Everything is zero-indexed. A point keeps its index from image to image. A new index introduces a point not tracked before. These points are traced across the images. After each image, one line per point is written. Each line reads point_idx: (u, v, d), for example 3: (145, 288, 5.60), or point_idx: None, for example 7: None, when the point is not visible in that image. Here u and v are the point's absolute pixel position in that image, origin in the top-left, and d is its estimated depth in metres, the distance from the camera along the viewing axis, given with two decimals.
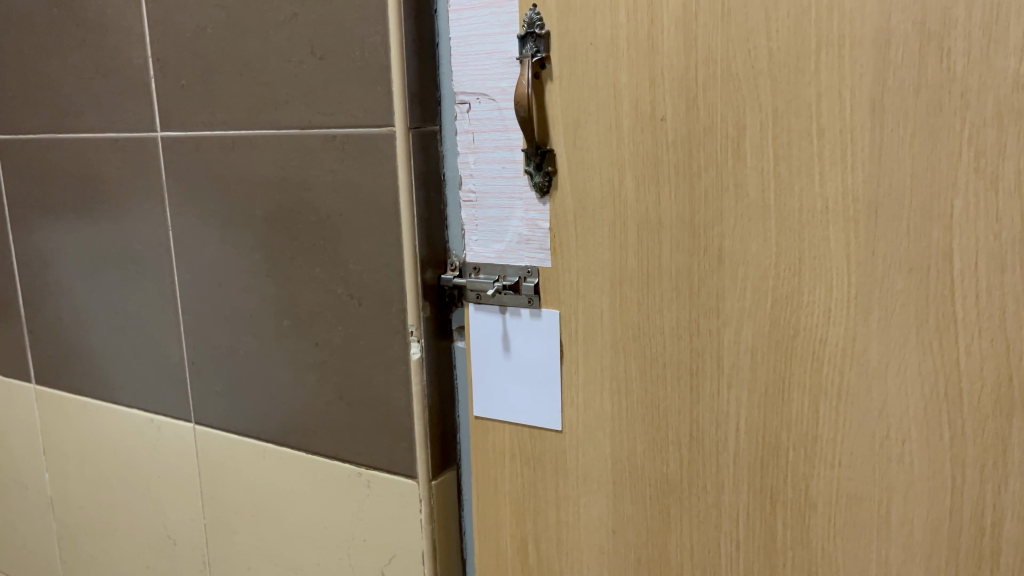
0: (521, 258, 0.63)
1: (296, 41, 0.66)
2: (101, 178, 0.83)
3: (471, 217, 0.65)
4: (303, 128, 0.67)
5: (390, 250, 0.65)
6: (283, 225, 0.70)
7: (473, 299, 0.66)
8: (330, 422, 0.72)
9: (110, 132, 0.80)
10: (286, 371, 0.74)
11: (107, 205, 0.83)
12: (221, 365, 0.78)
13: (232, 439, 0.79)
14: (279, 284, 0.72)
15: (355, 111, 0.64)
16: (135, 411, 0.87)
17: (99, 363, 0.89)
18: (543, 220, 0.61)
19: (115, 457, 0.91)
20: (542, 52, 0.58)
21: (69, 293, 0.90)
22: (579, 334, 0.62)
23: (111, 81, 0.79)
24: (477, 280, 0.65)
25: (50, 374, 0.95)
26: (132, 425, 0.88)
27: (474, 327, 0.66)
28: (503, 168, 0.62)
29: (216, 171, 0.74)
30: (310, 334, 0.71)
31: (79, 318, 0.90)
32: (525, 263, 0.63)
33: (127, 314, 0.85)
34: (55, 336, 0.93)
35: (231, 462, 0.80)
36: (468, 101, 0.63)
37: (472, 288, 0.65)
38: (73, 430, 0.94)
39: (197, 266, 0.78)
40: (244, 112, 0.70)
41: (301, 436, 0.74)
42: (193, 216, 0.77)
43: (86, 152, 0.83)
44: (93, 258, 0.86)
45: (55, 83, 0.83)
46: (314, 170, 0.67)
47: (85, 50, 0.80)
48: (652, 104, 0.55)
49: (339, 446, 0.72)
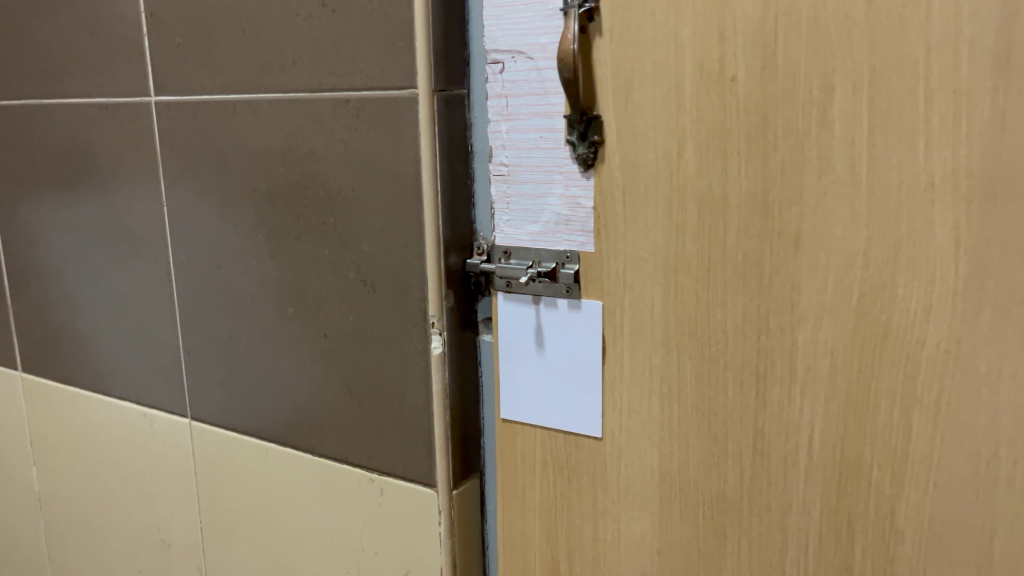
0: (559, 241, 0.55)
1: None
2: (90, 147, 0.75)
3: (504, 193, 0.57)
4: (312, 92, 0.60)
5: (410, 229, 0.57)
6: (289, 201, 0.63)
7: (502, 288, 0.58)
8: (337, 422, 0.64)
9: (99, 97, 0.73)
10: (290, 364, 0.66)
11: (96, 177, 0.75)
12: (219, 355, 0.71)
13: (231, 437, 0.72)
14: (283, 267, 0.64)
15: (371, 71, 0.56)
16: (126, 404, 0.80)
17: (88, 350, 0.82)
18: (587, 198, 0.53)
19: (105, 452, 0.84)
20: (590, 2, 0.50)
21: (56, 274, 0.82)
22: (624, 330, 0.54)
23: (100, 40, 0.71)
24: (507, 266, 0.57)
25: (36, 361, 0.88)
26: (123, 418, 0.81)
27: (503, 319, 0.58)
28: (541, 138, 0.54)
29: (215, 140, 0.66)
30: (316, 324, 0.63)
31: (67, 301, 0.82)
32: (563, 247, 0.55)
33: (117, 297, 0.78)
34: (41, 320, 0.86)
35: (229, 461, 0.73)
36: (502, 61, 0.55)
37: (501, 275, 0.58)
38: (61, 421, 0.87)
39: (193, 246, 0.70)
40: (246, 74, 0.63)
41: (305, 437, 0.66)
42: (189, 191, 0.69)
43: (73, 120, 0.75)
44: (82, 236, 0.79)
45: (40, 42, 0.76)
46: (324, 138, 0.60)
47: (72, 6, 0.72)
48: (720, 62, 0.47)
49: (348, 449, 0.64)
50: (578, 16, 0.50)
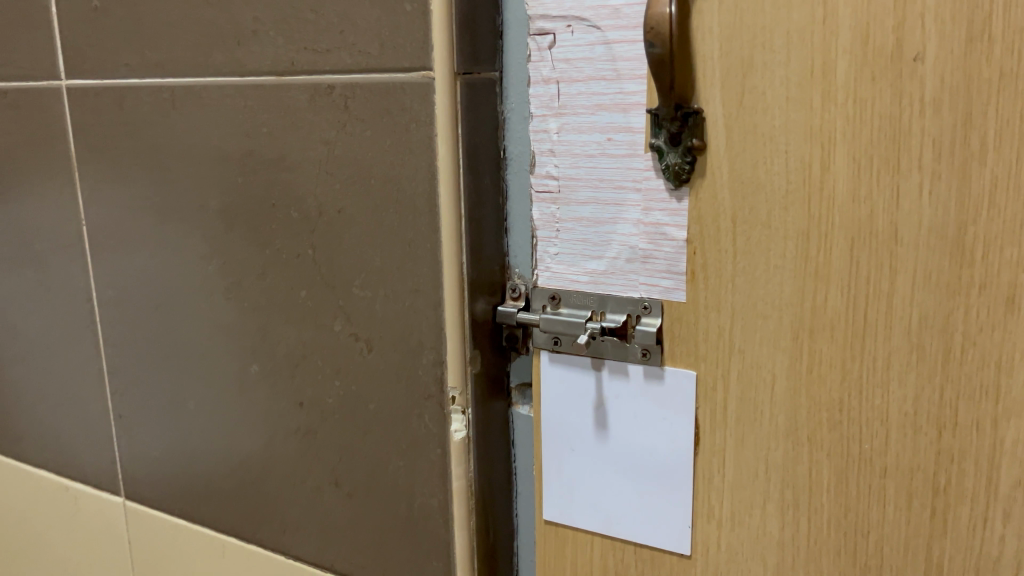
0: (632, 285, 0.40)
1: None
2: None
3: (552, 217, 0.41)
4: (280, 75, 0.43)
5: (421, 268, 0.41)
6: (251, 223, 0.46)
7: (549, 346, 0.42)
8: (318, 518, 0.48)
9: None
10: (252, 439, 0.49)
11: None
12: (159, 422, 0.54)
13: (177, 525, 0.55)
14: (244, 311, 0.48)
15: (364, 46, 0.40)
16: (44, 471, 0.63)
17: None
18: (676, 227, 0.38)
19: (20, 531, 0.66)
20: None
21: None
22: (728, 411, 0.38)
23: None
24: (555, 317, 0.41)
25: None
26: (41, 489, 0.63)
27: (549, 387, 0.43)
28: (609, 141, 0.39)
29: (148, 138, 0.49)
30: (290, 389, 0.47)
31: None
32: (639, 294, 0.40)
33: (25, 340, 0.60)
34: None
35: (176, 556, 0.56)
36: (553, 32, 0.39)
37: (546, 330, 0.42)
38: None
39: (121, 278, 0.53)
40: (188, 50, 0.46)
41: (276, 534, 0.50)
42: (115, 206, 0.52)
43: None
44: None
45: None
46: (299, 139, 0.43)
47: None
48: (898, 33, 0.32)
49: (336, 554, 0.48)
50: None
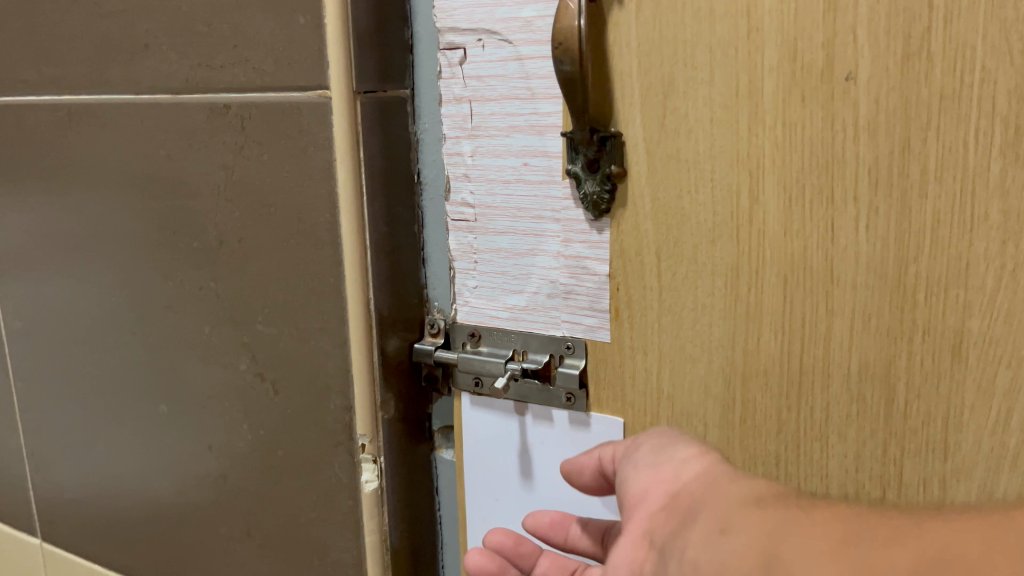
0: (554, 323, 0.36)
1: None
2: None
3: (469, 247, 0.38)
4: (176, 94, 0.39)
5: (326, 305, 0.38)
6: (154, 252, 0.43)
7: (469, 387, 0.39)
8: (234, 569, 0.45)
9: None
10: (166, 482, 0.46)
11: None
12: (74, 460, 0.51)
13: (93, 569, 0.52)
14: (153, 347, 0.44)
15: (259, 62, 0.36)
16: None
17: None
18: (597, 260, 0.35)
19: None
20: None
21: None
22: None
23: None
24: (474, 358, 0.38)
25: None
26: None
27: (471, 431, 0.40)
28: (525, 166, 0.35)
29: (48, 160, 0.45)
30: (200, 430, 0.44)
31: None
32: (561, 332, 0.36)
33: None
34: None
35: None
36: (463, 46, 0.35)
37: (466, 371, 0.38)
38: None
39: (29, 308, 0.49)
40: (82, 65, 0.42)
41: None
42: (17, 231, 0.48)
43: None
44: None
45: None
46: (197, 163, 0.40)
47: None
48: (828, 49, 0.28)
49: None
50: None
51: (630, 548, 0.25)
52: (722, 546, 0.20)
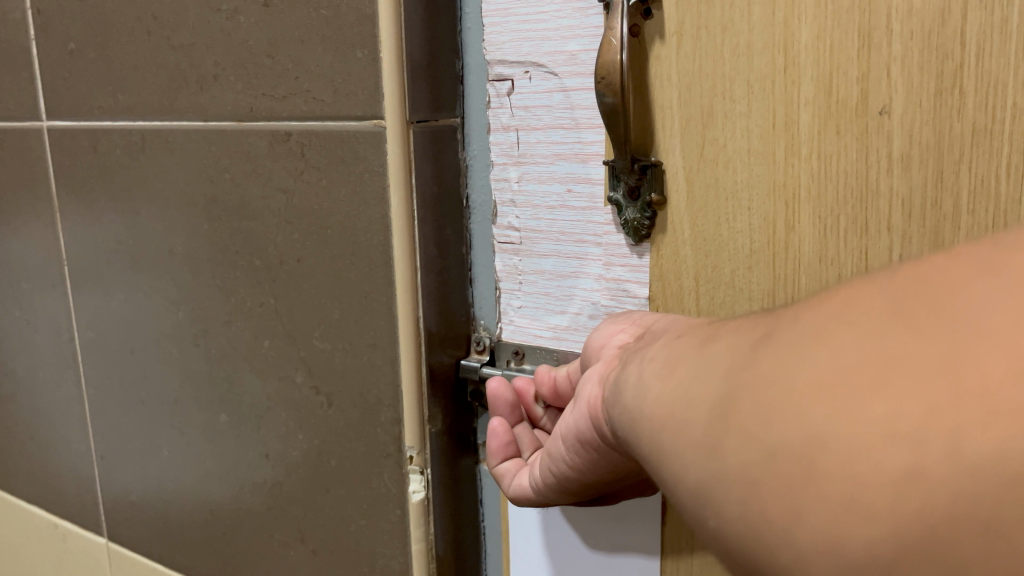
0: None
1: None
2: None
3: (515, 269, 0.40)
4: (241, 121, 0.42)
5: (378, 322, 0.40)
6: (217, 270, 0.45)
7: None
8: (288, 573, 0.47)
9: None
10: (225, 486, 0.49)
11: None
12: (139, 464, 0.53)
13: (155, 569, 0.54)
14: (215, 359, 0.47)
15: (318, 93, 0.39)
16: (32, 507, 0.62)
17: None
18: (638, 283, 0.36)
19: (16, 564, 0.66)
20: None
21: None
22: None
23: None
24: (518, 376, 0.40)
25: None
26: (30, 525, 0.63)
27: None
28: (569, 192, 0.37)
29: (122, 181, 0.48)
30: (258, 440, 0.46)
31: None
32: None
33: (16, 377, 0.60)
34: None
35: None
36: (511, 78, 0.37)
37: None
38: None
39: (101, 319, 0.52)
40: (155, 93, 0.45)
41: None
42: (91, 252, 0.51)
43: None
44: None
45: None
46: (259, 187, 0.42)
47: None
48: (862, 84, 0.29)
49: None
50: (629, 9, 0.32)
51: (603, 365, 0.30)
52: (673, 340, 0.24)
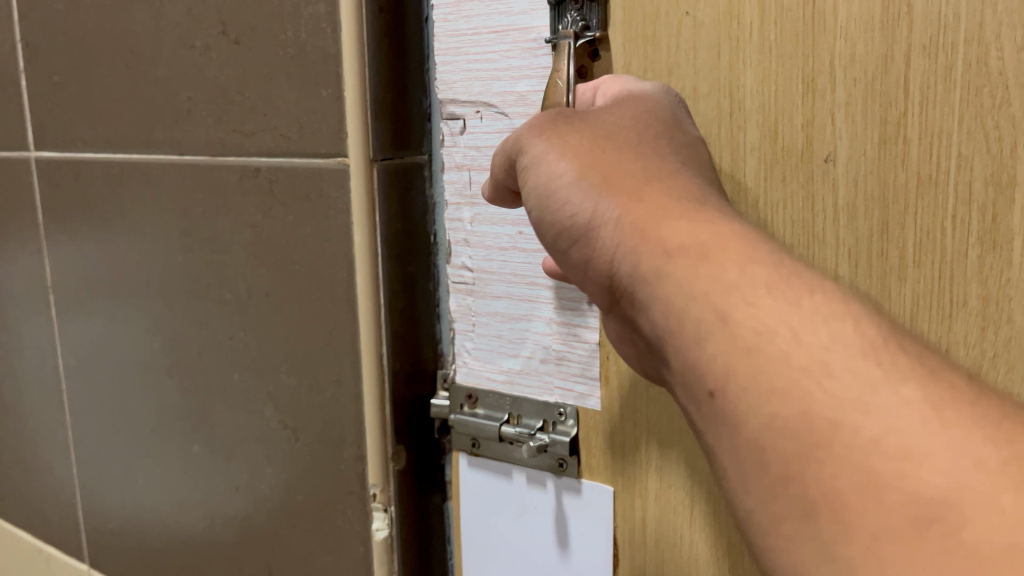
0: (547, 388, 0.39)
1: (203, 15, 0.41)
2: None
3: (468, 309, 0.40)
4: (213, 156, 0.42)
5: (342, 358, 0.40)
6: (191, 301, 0.46)
7: (467, 447, 0.41)
8: None
9: None
10: (198, 516, 0.49)
11: None
12: (118, 492, 0.53)
13: None
14: (190, 392, 0.47)
15: (284, 129, 0.39)
16: (19, 531, 0.63)
17: None
18: (586, 328, 0.36)
19: None
20: (592, 29, 0.33)
21: None
22: (646, 533, 0.37)
23: None
24: (472, 420, 0.40)
25: None
26: (16, 549, 0.64)
27: (469, 491, 0.42)
28: (520, 235, 0.37)
29: (102, 212, 0.49)
30: (229, 471, 0.46)
31: None
32: (553, 398, 0.38)
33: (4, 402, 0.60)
34: None
35: None
36: (463, 117, 0.38)
37: (465, 433, 0.41)
38: None
39: (84, 346, 0.53)
40: (132, 127, 0.45)
41: None
42: (74, 280, 0.52)
43: None
44: None
45: None
46: (229, 221, 0.42)
47: None
48: (806, 130, 0.29)
49: None
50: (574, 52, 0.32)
51: None
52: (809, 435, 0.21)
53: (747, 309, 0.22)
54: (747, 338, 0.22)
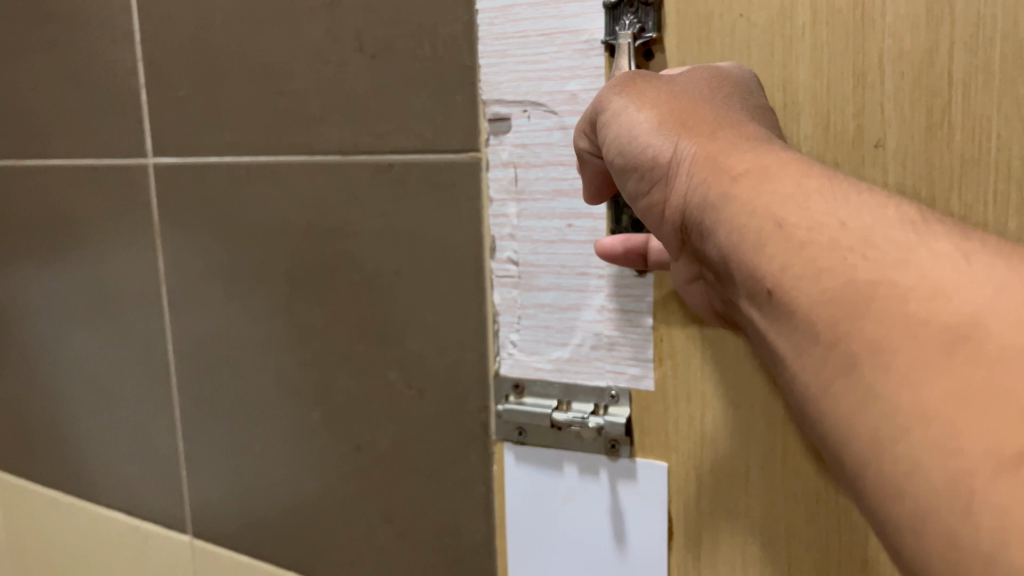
0: (600, 372, 0.42)
1: (339, 32, 0.46)
2: (72, 217, 0.63)
3: (513, 302, 0.44)
4: (346, 154, 0.47)
5: (469, 323, 0.45)
6: (311, 285, 0.51)
7: (514, 438, 0.45)
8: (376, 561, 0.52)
9: (87, 156, 0.61)
10: (313, 483, 0.54)
11: (81, 252, 0.64)
12: (223, 465, 0.59)
13: (236, 561, 0.60)
14: (305, 367, 0.52)
15: (420, 129, 0.44)
16: (114, 511, 0.68)
17: (71, 451, 0.70)
18: (639, 312, 0.41)
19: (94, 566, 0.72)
20: (649, 29, 0.35)
21: (30, 360, 0.70)
22: (703, 500, 0.41)
23: (85, 91, 0.60)
24: (521, 409, 0.44)
25: (14, 460, 0.75)
26: (111, 528, 0.69)
27: (514, 485, 0.46)
28: (569, 227, 0.41)
29: (220, 211, 0.54)
30: (349, 438, 0.51)
31: (47, 394, 0.70)
32: (603, 381, 0.42)
33: (106, 389, 0.66)
34: (18, 413, 0.72)
35: None
36: (509, 116, 0.42)
37: (512, 420, 0.45)
38: (45, 530, 0.75)
39: (196, 333, 0.58)
40: (259, 133, 0.51)
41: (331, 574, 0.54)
42: (188, 271, 0.57)
43: (54, 184, 0.63)
44: (61, 318, 0.66)
45: (16, 93, 0.63)
46: (356, 212, 0.48)
47: (54, 52, 0.61)
48: (855, 117, 0.32)
49: None
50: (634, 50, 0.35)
51: None
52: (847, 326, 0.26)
53: (788, 224, 0.26)
54: (798, 244, 0.26)
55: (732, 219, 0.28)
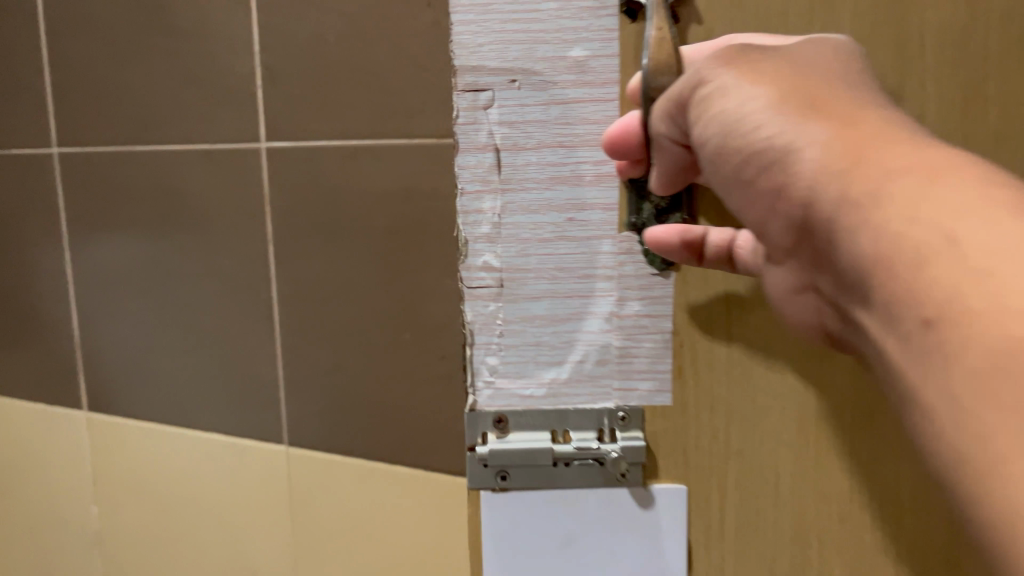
0: (608, 395, 0.59)
1: (440, 50, 0.65)
2: (180, 191, 0.74)
3: (494, 324, 0.59)
4: (441, 138, 0.67)
5: None
6: (405, 234, 0.69)
7: (500, 482, 0.60)
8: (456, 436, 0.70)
9: (200, 141, 0.73)
10: (406, 386, 0.71)
11: (187, 221, 0.74)
12: (321, 384, 0.74)
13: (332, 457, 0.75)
14: (404, 296, 0.70)
15: None
16: (208, 437, 0.79)
17: (163, 395, 0.79)
18: (642, 294, 0.57)
19: (180, 490, 0.81)
20: None
21: (122, 317, 0.79)
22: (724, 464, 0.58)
23: (202, 88, 0.72)
24: (510, 447, 0.59)
25: (95, 406, 0.83)
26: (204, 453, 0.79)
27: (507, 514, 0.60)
28: (568, 220, 0.57)
29: (329, 182, 0.70)
30: (435, 347, 0.70)
31: (140, 346, 0.79)
32: (603, 388, 0.59)
33: (203, 337, 0.77)
34: (107, 364, 0.81)
35: (331, 484, 0.75)
36: (491, 90, 0.56)
37: (496, 463, 0.60)
38: (125, 465, 0.83)
39: (301, 280, 0.72)
40: (371, 121, 0.68)
41: (420, 454, 0.72)
42: (297, 229, 0.72)
43: (164, 163, 0.74)
44: (162, 279, 0.77)
45: (128, 87, 0.73)
46: (449, 179, 0.67)
47: (169, 55, 0.72)
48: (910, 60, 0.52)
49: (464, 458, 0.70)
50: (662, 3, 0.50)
51: None
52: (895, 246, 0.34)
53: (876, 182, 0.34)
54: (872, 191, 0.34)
55: (897, 232, 0.32)
